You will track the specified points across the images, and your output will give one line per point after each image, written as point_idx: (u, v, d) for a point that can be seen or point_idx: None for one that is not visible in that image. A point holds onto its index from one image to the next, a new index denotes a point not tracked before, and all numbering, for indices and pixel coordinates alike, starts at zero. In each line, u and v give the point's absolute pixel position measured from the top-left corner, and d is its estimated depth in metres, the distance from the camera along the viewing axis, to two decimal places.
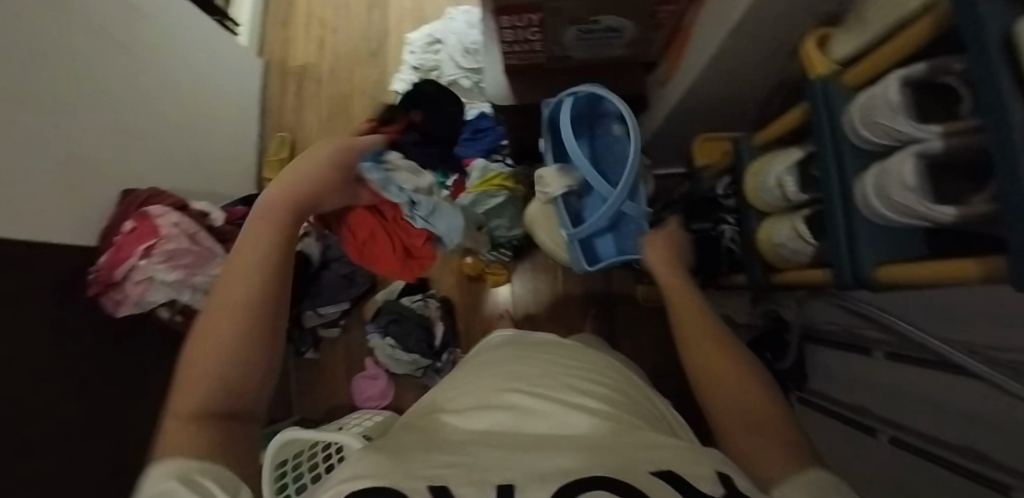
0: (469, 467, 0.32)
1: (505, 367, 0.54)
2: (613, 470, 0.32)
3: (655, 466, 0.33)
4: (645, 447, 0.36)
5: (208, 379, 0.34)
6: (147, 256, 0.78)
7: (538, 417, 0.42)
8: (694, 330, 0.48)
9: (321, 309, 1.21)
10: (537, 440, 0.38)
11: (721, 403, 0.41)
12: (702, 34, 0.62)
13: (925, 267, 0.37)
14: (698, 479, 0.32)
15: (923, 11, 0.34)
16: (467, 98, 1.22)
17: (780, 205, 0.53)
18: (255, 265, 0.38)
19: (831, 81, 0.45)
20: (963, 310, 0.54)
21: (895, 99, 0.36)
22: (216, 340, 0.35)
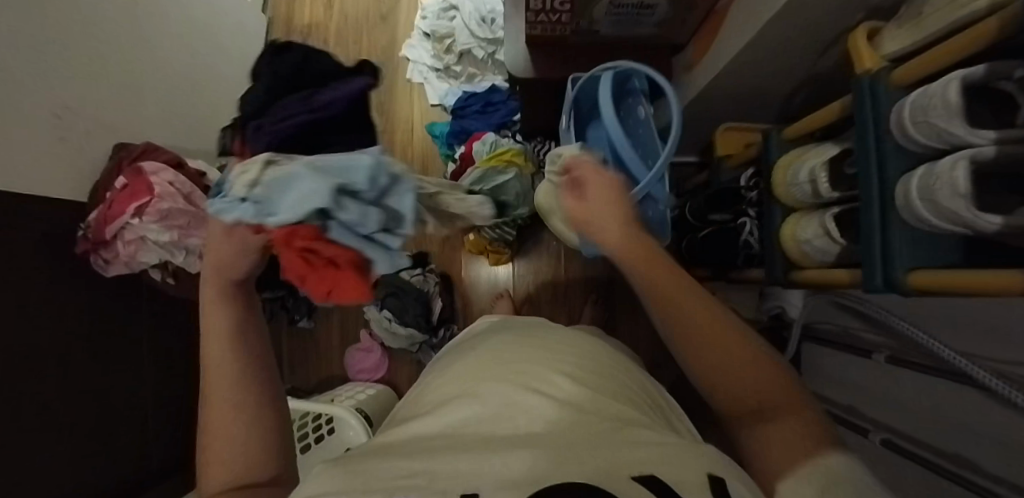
0: (431, 475, 0.28)
1: (493, 361, 0.52)
2: (593, 477, 0.27)
3: (637, 469, 0.28)
4: (629, 448, 0.31)
5: (235, 456, 0.35)
6: (140, 215, 0.74)
7: (528, 416, 0.39)
8: (676, 288, 0.38)
9: None
10: (526, 438, 0.35)
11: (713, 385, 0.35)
12: (739, 16, 0.58)
13: (962, 276, 0.35)
14: (689, 489, 0.26)
15: (997, 4, 0.31)
16: (479, 69, 1.19)
17: (808, 201, 0.51)
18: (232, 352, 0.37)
19: (878, 77, 0.42)
20: (975, 320, 0.54)
21: (953, 100, 0.33)
22: (224, 420, 0.36)
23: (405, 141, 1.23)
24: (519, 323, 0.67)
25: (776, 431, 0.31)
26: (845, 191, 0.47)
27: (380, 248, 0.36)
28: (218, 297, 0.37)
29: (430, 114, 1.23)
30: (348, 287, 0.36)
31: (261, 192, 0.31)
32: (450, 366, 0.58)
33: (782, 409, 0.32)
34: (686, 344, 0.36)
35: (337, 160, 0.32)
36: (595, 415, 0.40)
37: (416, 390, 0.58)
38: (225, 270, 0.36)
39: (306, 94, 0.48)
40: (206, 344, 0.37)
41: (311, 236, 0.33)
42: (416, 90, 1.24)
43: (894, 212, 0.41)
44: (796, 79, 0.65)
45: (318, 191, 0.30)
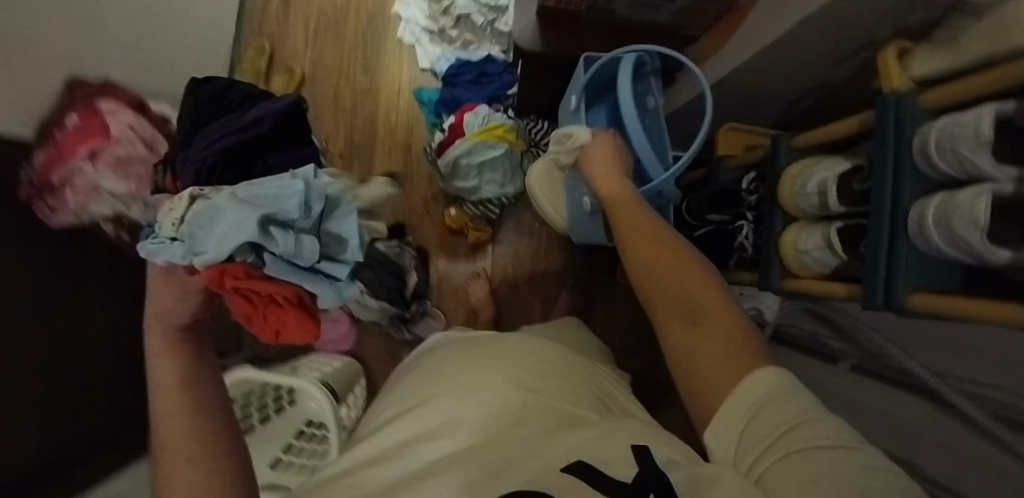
0: None
1: (455, 362, 0.50)
2: (529, 481, 0.28)
3: (568, 461, 0.29)
4: (568, 437, 0.33)
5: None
6: (94, 160, 0.66)
7: (492, 416, 0.40)
8: (666, 262, 0.43)
9: None
10: (488, 449, 0.35)
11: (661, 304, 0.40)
12: (766, 15, 0.56)
13: (973, 305, 0.36)
14: (612, 465, 0.28)
15: None
16: (477, 38, 1.11)
17: (813, 213, 0.52)
18: (180, 398, 0.39)
19: (907, 98, 0.42)
20: None
21: (985, 134, 0.33)
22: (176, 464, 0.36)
23: (390, 106, 1.16)
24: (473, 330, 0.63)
25: (712, 348, 0.35)
26: (852, 205, 0.48)
27: (320, 277, 0.47)
28: (167, 347, 0.41)
29: (419, 78, 1.17)
30: (293, 325, 0.47)
31: (193, 235, 0.42)
32: (429, 361, 0.55)
33: (722, 330, 0.35)
34: (650, 271, 0.43)
35: (273, 194, 0.44)
36: (555, 420, 0.39)
37: (388, 393, 0.55)
38: (172, 316, 0.42)
39: (230, 121, 0.54)
40: (157, 397, 0.39)
41: (242, 272, 0.43)
42: (407, 52, 1.17)
43: (904, 234, 0.42)
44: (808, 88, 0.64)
45: (233, 226, 0.41)
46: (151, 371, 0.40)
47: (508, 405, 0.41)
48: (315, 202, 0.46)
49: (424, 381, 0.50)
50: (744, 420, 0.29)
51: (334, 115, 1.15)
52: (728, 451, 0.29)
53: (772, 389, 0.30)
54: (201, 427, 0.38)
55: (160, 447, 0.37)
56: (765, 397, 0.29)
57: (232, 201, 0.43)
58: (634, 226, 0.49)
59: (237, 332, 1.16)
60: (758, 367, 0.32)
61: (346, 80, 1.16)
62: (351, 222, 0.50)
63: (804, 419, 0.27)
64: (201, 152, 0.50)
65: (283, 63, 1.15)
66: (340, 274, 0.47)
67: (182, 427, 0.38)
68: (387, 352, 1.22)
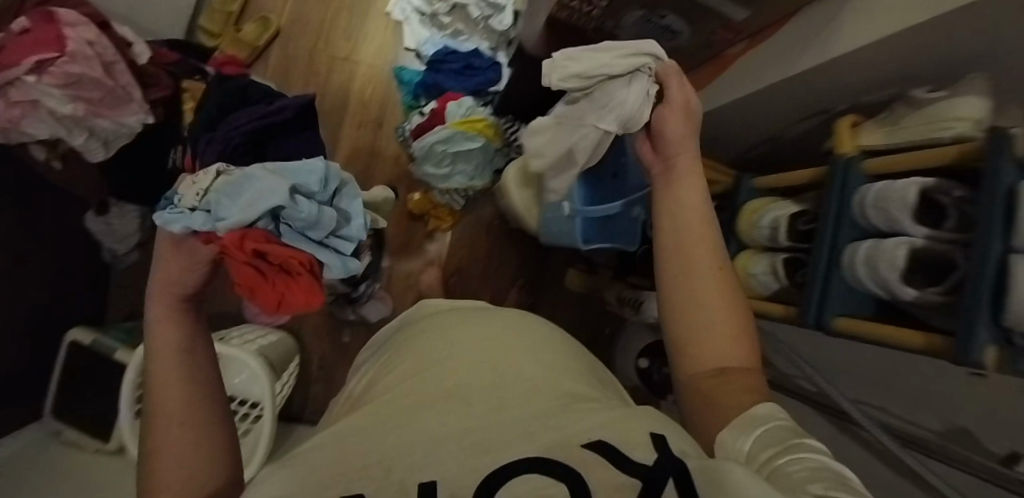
0: (438, 461, 0.28)
1: (451, 334, 0.50)
2: (547, 450, 0.29)
3: (586, 438, 0.30)
4: (584, 416, 0.34)
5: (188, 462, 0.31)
6: (39, 73, 0.59)
7: (501, 382, 0.40)
8: (711, 303, 0.40)
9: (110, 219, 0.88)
10: (489, 417, 0.34)
11: (698, 340, 0.40)
12: (745, 70, 0.68)
13: (891, 331, 0.46)
14: (633, 449, 0.29)
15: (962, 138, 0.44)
16: (467, 28, 1.08)
17: (766, 243, 0.62)
18: (175, 364, 0.35)
19: (853, 161, 0.52)
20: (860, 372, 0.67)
21: (911, 199, 0.43)
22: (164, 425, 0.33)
23: (366, 78, 1.11)
24: (456, 305, 0.60)
25: (732, 389, 0.37)
26: (795, 241, 0.58)
27: (330, 249, 0.47)
28: (169, 318, 0.36)
29: (399, 57, 1.12)
30: (298, 295, 0.46)
31: (216, 202, 0.40)
32: (419, 329, 0.54)
33: (744, 374, 0.38)
34: (683, 306, 0.41)
35: (295, 168, 0.45)
36: (558, 394, 0.38)
37: (375, 358, 0.55)
38: (178, 282, 0.38)
39: (257, 110, 0.61)
40: (155, 357, 0.35)
41: (263, 238, 0.41)
42: (392, 27, 1.13)
43: (837, 268, 0.51)
44: (793, 133, 0.69)
45: (262, 192, 0.41)
46: (153, 332, 0.36)
47: (514, 377, 0.41)
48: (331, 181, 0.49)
49: (413, 356, 0.47)
50: (753, 430, 0.32)
51: (307, 77, 1.09)
52: (733, 452, 0.32)
53: (770, 416, 0.33)
54: (197, 391, 0.35)
55: (150, 405, 0.34)
56: (768, 422, 0.32)
57: (262, 168, 0.43)
58: (683, 234, 0.43)
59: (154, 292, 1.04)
60: (760, 402, 0.35)
61: (324, 43, 1.10)
62: (358, 204, 0.52)
63: (793, 437, 0.30)
64: (228, 133, 0.56)
65: (258, 12, 1.09)
66: (347, 249, 0.49)
67: (177, 386, 0.34)
68: (324, 328, 1.07)
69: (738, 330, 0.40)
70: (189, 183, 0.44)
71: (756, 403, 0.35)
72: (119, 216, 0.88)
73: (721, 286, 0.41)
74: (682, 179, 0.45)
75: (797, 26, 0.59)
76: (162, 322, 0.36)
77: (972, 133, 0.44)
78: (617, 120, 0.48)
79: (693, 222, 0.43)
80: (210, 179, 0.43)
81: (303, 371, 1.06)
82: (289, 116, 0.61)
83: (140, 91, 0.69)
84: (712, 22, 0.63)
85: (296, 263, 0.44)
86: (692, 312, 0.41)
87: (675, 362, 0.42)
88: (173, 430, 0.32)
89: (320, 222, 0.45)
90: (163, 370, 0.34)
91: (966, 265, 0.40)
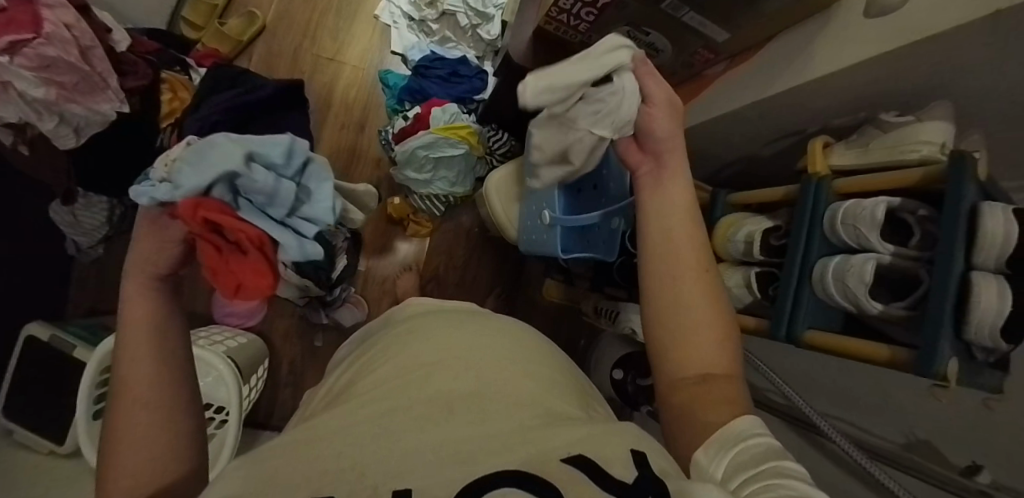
0: (411, 469, 0.27)
1: (429, 337, 0.49)
2: (525, 464, 0.28)
3: (566, 452, 0.30)
4: (562, 431, 0.33)
5: (145, 465, 0.30)
6: (11, 54, 0.58)
7: (478, 387, 0.40)
8: (694, 309, 0.40)
9: (78, 212, 0.84)
10: (463, 427, 0.33)
11: (685, 348, 0.40)
12: (725, 88, 0.69)
13: (853, 344, 0.47)
14: (612, 465, 0.29)
15: (927, 161, 0.46)
16: (456, 37, 1.09)
17: (739, 257, 0.63)
18: (145, 357, 0.33)
19: (824, 181, 0.54)
20: (826, 387, 0.68)
21: (879, 216, 0.45)
22: (125, 422, 0.31)
23: (350, 80, 1.11)
24: (437, 306, 0.60)
25: (713, 399, 0.37)
26: (769, 256, 0.59)
27: (289, 230, 0.49)
28: (141, 295, 0.36)
29: (385, 60, 1.12)
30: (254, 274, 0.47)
31: (176, 171, 0.40)
32: (399, 331, 0.53)
33: (725, 384, 0.38)
34: (667, 313, 0.41)
35: (260, 140, 0.47)
36: (539, 410, 0.38)
37: (352, 359, 0.53)
38: (152, 263, 0.37)
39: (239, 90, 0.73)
40: (124, 342, 0.34)
41: (217, 209, 0.41)
42: (380, 31, 1.12)
43: (808, 283, 0.52)
44: (768, 151, 0.71)
45: (226, 159, 0.43)
46: (125, 315, 0.35)
47: (490, 386, 0.40)
48: (299, 152, 0.50)
49: (392, 359, 0.46)
50: (732, 451, 0.32)
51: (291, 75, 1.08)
52: (715, 472, 0.32)
53: (747, 434, 0.33)
54: (167, 388, 0.33)
55: (116, 393, 0.33)
56: (746, 442, 0.32)
57: (223, 137, 0.44)
58: (667, 237, 0.43)
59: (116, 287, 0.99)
60: (741, 417, 0.36)
61: (310, 43, 1.10)
62: (325, 187, 0.52)
63: (770, 459, 0.30)
64: (210, 110, 0.69)
65: (243, 7, 1.08)
66: (307, 232, 0.50)
67: (146, 375, 0.33)
68: (295, 331, 1.04)
69: (721, 337, 0.40)
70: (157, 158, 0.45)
71: (735, 418, 0.35)
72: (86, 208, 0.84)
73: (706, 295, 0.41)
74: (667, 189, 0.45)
75: (773, 48, 0.62)
76: (135, 305, 0.35)
77: (937, 157, 0.46)
78: (610, 125, 0.45)
79: (682, 230, 0.43)
80: (177, 151, 0.44)
81: (272, 375, 1.02)
82: (267, 94, 0.73)
83: (118, 79, 0.68)
84: (693, 41, 0.65)
85: (250, 240, 0.45)
86: (678, 319, 0.41)
87: (658, 370, 0.42)
88: (139, 422, 0.31)
89: (278, 196, 0.47)
90: (131, 362, 0.33)
91: (929, 278, 0.42)
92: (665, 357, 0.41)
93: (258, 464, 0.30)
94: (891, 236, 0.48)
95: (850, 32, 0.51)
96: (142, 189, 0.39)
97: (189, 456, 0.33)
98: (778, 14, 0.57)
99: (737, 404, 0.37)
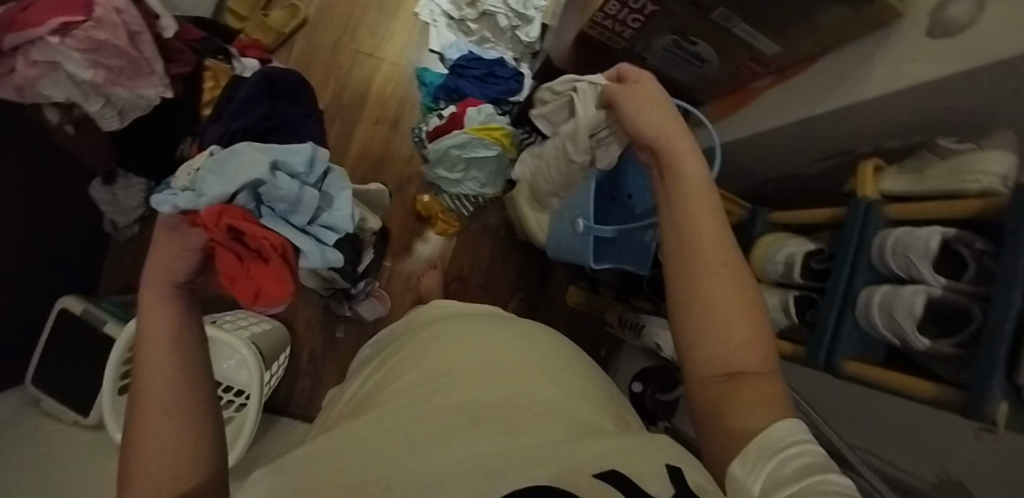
0: (435, 481, 0.27)
1: (453, 343, 0.48)
2: (552, 477, 0.27)
3: (598, 466, 0.28)
4: (592, 443, 0.32)
5: (163, 454, 0.30)
6: (63, 36, 0.61)
7: (503, 396, 0.39)
8: (718, 293, 0.35)
9: (117, 191, 0.87)
10: (489, 437, 0.32)
11: (714, 338, 0.34)
12: (774, 103, 0.66)
13: (895, 376, 0.45)
14: (647, 480, 0.27)
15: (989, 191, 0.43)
16: (494, 38, 1.08)
17: (778, 279, 0.61)
18: (166, 351, 0.34)
19: (875, 205, 0.52)
20: (857, 417, 0.66)
21: (933, 248, 0.43)
22: (143, 419, 0.31)
23: (387, 76, 1.11)
24: (464, 310, 0.59)
25: (748, 398, 0.32)
26: (809, 280, 0.57)
27: (311, 237, 0.63)
28: (162, 301, 0.36)
29: (422, 57, 1.11)
30: (273, 282, 0.54)
31: (202, 180, 0.54)
32: (427, 333, 0.53)
33: (759, 379, 0.33)
34: (684, 298, 0.36)
35: (283, 150, 0.61)
36: (572, 423, 0.37)
37: (379, 360, 0.54)
38: (171, 272, 0.37)
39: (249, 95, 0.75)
40: (144, 348, 0.34)
41: (238, 216, 0.51)
42: (419, 28, 1.12)
43: (851, 310, 0.50)
44: (814, 170, 0.68)
45: (247, 166, 0.57)
46: (144, 324, 0.34)
47: (515, 398, 0.39)
48: (317, 165, 0.65)
49: (420, 364, 0.46)
50: (767, 466, 0.27)
51: (329, 68, 1.09)
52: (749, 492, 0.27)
53: (784, 440, 0.28)
54: (186, 384, 0.33)
55: (138, 394, 0.32)
56: (785, 452, 0.27)
57: (248, 147, 0.58)
58: (680, 213, 0.38)
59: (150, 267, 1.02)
60: (781, 418, 0.31)
61: (350, 37, 1.10)
62: (342, 196, 0.68)
63: (813, 472, 0.26)
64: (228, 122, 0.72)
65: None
66: (326, 239, 0.64)
67: (166, 382, 0.32)
68: (317, 321, 1.05)
69: (751, 323, 0.35)
70: (189, 170, 0.59)
71: (773, 422, 0.30)
72: (124, 189, 0.86)
73: (732, 276, 0.36)
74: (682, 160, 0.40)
75: (828, 64, 0.59)
76: (152, 312, 0.35)
77: (998, 188, 0.43)
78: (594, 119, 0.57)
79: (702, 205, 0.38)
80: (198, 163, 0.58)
81: (292, 363, 1.03)
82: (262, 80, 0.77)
83: (162, 64, 0.70)
84: (741, 54, 0.64)
85: (269, 246, 0.54)
86: (698, 306, 0.35)
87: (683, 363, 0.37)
88: (160, 431, 0.30)
89: (298, 203, 0.60)
90: (151, 358, 0.33)
91: (982, 317, 0.39)
92: (688, 351, 0.36)
93: (283, 474, 0.30)
94: (943, 267, 0.46)
95: (913, 52, 0.49)
96: (166, 199, 0.50)
97: (208, 463, 0.32)
98: (836, 29, 0.54)
99: (779, 403, 0.32)
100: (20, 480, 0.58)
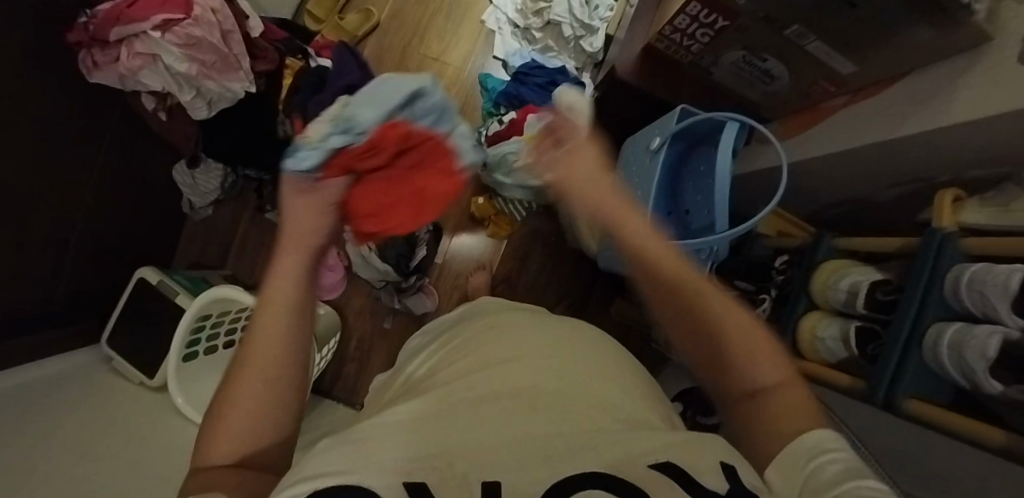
0: (484, 458, 0.28)
1: (511, 337, 0.49)
2: (608, 464, 0.28)
3: (653, 458, 0.29)
4: (646, 439, 0.32)
5: (250, 414, 0.30)
6: (164, 31, 0.67)
7: (562, 390, 0.39)
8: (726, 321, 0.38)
9: (195, 173, 0.94)
10: (537, 423, 0.33)
11: (740, 365, 0.37)
12: (845, 124, 0.64)
13: (958, 417, 0.44)
14: (701, 472, 0.27)
15: None
16: (558, 47, 1.08)
17: (840, 307, 0.59)
18: (288, 317, 0.33)
19: (952, 237, 0.50)
20: None
21: (1012, 286, 0.40)
22: (243, 384, 0.30)
23: (451, 80, 1.14)
24: (516, 307, 0.60)
25: (782, 412, 0.34)
26: (874, 311, 0.55)
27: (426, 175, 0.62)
28: (293, 265, 0.34)
29: (486, 64, 1.14)
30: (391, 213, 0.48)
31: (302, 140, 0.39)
32: (484, 324, 0.54)
33: (788, 394, 0.35)
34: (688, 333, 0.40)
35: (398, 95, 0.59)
36: (624, 418, 0.37)
37: (434, 348, 0.55)
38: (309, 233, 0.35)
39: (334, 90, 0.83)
40: (266, 306, 0.33)
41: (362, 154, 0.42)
42: (484, 35, 1.14)
43: (917, 348, 0.48)
44: (889, 196, 0.66)
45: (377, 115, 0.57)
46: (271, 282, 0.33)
47: (572, 392, 0.39)
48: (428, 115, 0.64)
49: (472, 352, 0.47)
50: (798, 477, 0.27)
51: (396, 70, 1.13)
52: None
53: (817, 451, 0.28)
54: (297, 353, 0.33)
55: (244, 355, 0.32)
56: (821, 458, 0.27)
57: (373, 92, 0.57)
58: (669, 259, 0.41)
59: (222, 249, 1.08)
60: (815, 429, 0.31)
61: (419, 42, 1.14)
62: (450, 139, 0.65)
63: (849, 468, 0.25)
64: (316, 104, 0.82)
65: (362, 4, 1.14)
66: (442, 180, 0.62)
67: (280, 351, 0.32)
68: (367, 311, 1.09)
69: (768, 344, 0.38)
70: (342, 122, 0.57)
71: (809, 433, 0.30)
72: (204, 173, 0.94)
73: (712, 292, 0.39)
74: (570, 138, 0.45)
75: (907, 88, 0.56)
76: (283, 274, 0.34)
77: None
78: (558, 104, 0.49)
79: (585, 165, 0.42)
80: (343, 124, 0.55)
81: (341, 349, 1.08)
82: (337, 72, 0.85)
83: (248, 61, 0.75)
84: (817, 72, 0.63)
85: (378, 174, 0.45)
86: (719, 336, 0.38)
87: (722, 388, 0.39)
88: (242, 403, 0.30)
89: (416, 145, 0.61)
90: (269, 323, 0.32)
91: None
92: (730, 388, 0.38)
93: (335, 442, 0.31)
94: None
95: (994, 76, 0.46)
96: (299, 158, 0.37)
97: (287, 429, 0.33)
98: (919, 53, 0.53)
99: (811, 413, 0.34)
100: (85, 430, 0.64)
